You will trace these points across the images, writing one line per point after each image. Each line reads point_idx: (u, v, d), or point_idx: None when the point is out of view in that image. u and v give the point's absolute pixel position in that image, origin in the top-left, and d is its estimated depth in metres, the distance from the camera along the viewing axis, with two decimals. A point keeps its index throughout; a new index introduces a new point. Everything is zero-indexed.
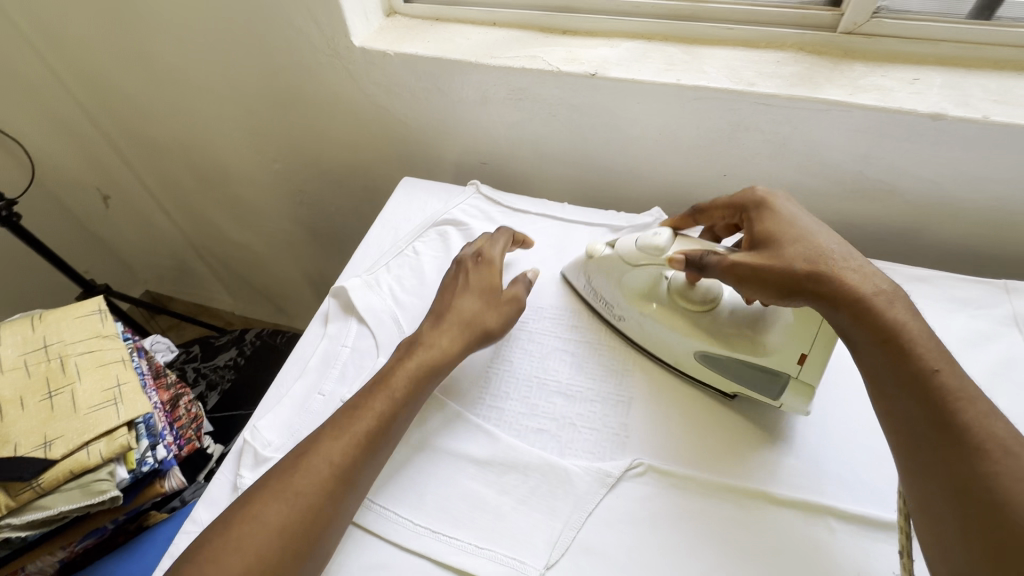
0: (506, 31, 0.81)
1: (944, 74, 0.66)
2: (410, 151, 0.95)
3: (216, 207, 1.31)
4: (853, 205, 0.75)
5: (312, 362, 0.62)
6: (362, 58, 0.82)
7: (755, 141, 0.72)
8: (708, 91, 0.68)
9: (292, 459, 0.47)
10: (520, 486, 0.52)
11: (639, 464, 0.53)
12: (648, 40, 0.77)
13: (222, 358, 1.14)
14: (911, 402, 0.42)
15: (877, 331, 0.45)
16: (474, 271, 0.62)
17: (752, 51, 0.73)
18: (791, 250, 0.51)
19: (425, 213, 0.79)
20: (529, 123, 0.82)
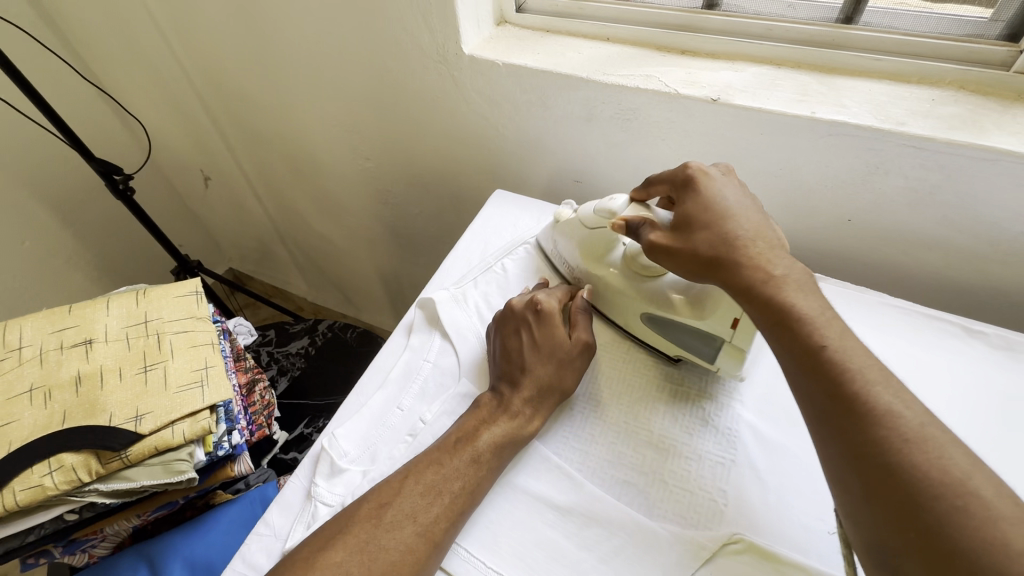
0: (620, 48, 0.78)
1: None
2: (502, 161, 0.93)
3: (304, 197, 1.36)
4: (1004, 269, 0.66)
5: (393, 374, 0.60)
6: (469, 65, 0.80)
7: (894, 186, 0.64)
8: (847, 128, 0.61)
9: (372, 507, 0.47)
10: (605, 544, 0.47)
11: (738, 538, 0.47)
12: (778, 66, 0.71)
13: (295, 345, 1.17)
14: (807, 381, 0.42)
15: (771, 313, 0.45)
16: (543, 322, 0.58)
17: (900, 86, 0.65)
18: (702, 234, 0.51)
19: (515, 230, 0.77)
20: (633, 145, 0.78)
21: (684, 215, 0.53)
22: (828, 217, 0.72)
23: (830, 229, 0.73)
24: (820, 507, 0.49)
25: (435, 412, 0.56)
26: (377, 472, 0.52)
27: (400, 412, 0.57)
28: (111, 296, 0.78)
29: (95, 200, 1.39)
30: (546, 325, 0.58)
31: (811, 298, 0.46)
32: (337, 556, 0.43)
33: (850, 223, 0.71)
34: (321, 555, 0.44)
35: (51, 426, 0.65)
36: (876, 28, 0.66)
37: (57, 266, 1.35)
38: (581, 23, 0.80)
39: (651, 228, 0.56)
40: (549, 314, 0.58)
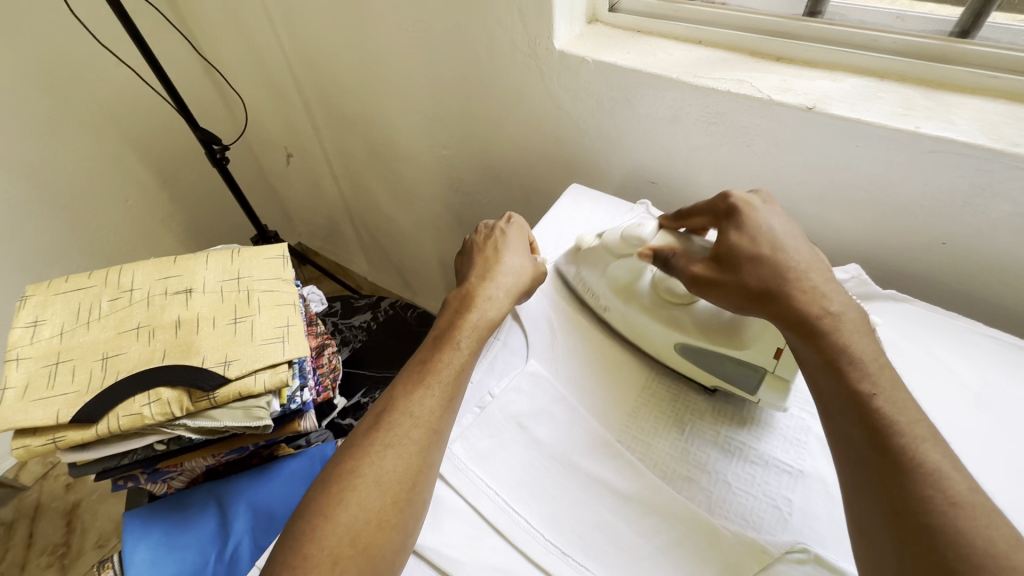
0: (711, 51, 0.77)
1: None
2: (577, 158, 0.94)
3: (377, 180, 1.42)
4: None
5: None
6: (558, 60, 0.82)
7: (998, 211, 0.61)
8: (955, 145, 0.59)
9: (375, 416, 0.51)
10: (659, 533, 0.48)
11: (803, 549, 0.45)
12: (880, 78, 0.69)
13: (358, 319, 1.23)
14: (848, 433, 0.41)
15: (823, 353, 0.45)
16: (499, 240, 0.68)
17: (1015, 106, 0.62)
18: (750, 266, 0.51)
19: (589, 224, 0.78)
20: (715, 149, 0.77)
21: (727, 245, 0.53)
22: (919, 238, 0.69)
23: (920, 250, 0.70)
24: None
25: (501, 387, 0.58)
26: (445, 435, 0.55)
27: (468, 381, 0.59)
28: (209, 251, 0.85)
29: (191, 167, 1.50)
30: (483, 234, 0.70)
31: (866, 340, 0.46)
32: (353, 463, 0.47)
33: (944, 246, 0.67)
34: (339, 471, 0.47)
35: (153, 361, 0.72)
36: (995, 44, 0.63)
37: (152, 225, 1.47)
38: (674, 24, 0.80)
39: (687, 259, 0.57)
40: (510, 237, 0.69)
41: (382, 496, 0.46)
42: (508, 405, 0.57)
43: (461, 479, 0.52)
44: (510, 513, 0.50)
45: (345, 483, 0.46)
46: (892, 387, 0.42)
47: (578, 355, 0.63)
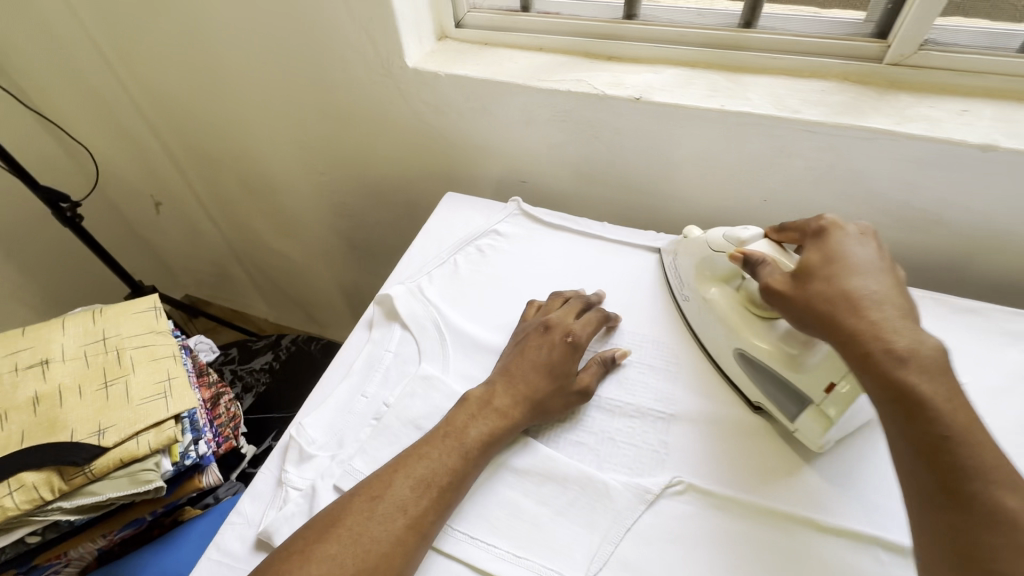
0: (552, 57, 0.85)
1: (992, 107, 0.66)
2: (452, 168, 0.98)
3: (260, 216, 1.37)
4: (899, 235, 0.75)
5: (356, 365, 0.64)
6: (413, 77, 0.86)
7: (797, 167, 0.73)
8: (752, 117, 0.69)
9: (361, 506, 0.47)
10: (557, 497, 0.52)
11: (679, 481, 0.53)
12: (691, 67, 0.80)
13: (258, 361, 1.17)
14: (916, 465, 0.42)
15: (883, 386, 0.43)
16: (545, 359, 0.59)
17: (794, 80, 0.74)
18: (818, 287, 0.50)
19: (468, 227, 0.81)
20: (571, 145, 0.84)
21: (806, 262, 0.52)
22: (746, 199, 0.80)
23: (749, 209, 0.81)
24: (748, 450, 0.55)
25: (397, 395, 0.60)
26: (346, 451, 0.56)
27: (365, 395, 0.60)
28: (65, 316, 0.78)
29: (38, 230, 1.35)
30: (561, 344, 0.61)
31: (940, 382, 0.42)
32: (331, 550, 0.45)
33: (766, 203, 0.79)
34: (313, 553, 0.45)
35: (10, 447, 0.64)
36: (772, 31, 0.75)
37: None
38: (517, 35, 0.86)
39: (769, 270, 0.54)
40: (563, 359, 0.59)
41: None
42: (404, 409, 0.58)
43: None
44: None
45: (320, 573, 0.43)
46: (949, 420, 0.41)
47: (470, 347, 0.65)
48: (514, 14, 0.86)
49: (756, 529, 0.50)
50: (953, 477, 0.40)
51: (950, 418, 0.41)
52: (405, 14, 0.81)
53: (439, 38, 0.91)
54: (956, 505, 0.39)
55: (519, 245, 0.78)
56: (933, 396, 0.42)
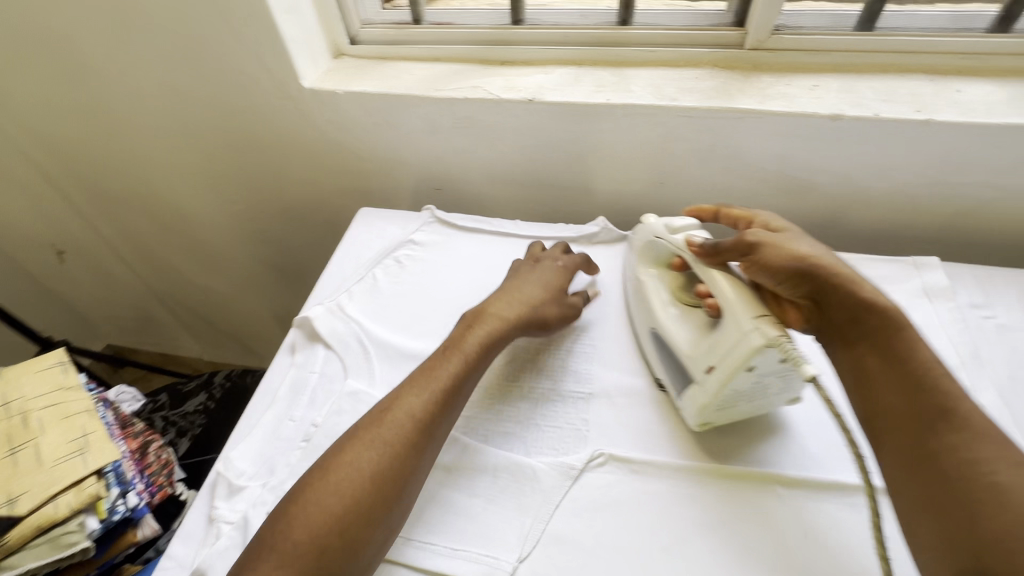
0: (447, 66, 0.87)
1: (840, 79, 0.74)
2: (366, 183, 0.99)
3: (176, 252, 1.31)
4: (780, 202, 0.82)
5: (281, 391, 0.63)
6: (312, 98, 0.86)
7: (683, 150, 0.79)
8: (636, 108, 0.74)
9: (375, 419, 0.52)
10: (486, 485, 0.54)
11: (600, 454, 0.56)
12: (579, 66, 0.84)
13: (192, 404, 1.11)
14: (896, 383, 0.48)
15: (871, 317, 0.51)
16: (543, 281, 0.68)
17: (672, 70, 0.80)
18: (797, 243, 0.55)
19: (384, 240, 0.82)
20: (477, 149, 0.87)
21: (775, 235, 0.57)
22: (645, 184, 0.85)
23: (649, 193, 0.86)
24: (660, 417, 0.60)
25: (325, 412, 0.60)
26: (275, 474, 0.56)
27: (293, 415, 0.61)
28: None
29: None
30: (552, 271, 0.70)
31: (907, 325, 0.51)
32: (349, 459, 0.49)
33: (663, 185, 0.84)
34: (334, 463, 0.49)
35: None
36: (646, 26, 0.80)
37: None
38: (411, 48, 0.88)
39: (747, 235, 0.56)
40: (556, 281, 0.68)
41: (369, 492, 0.47)
42: (333, 427, 0.59)
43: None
44: None
45: (339, 479, 0.48)
46: (903, 353, 0.49)
47: (396, 357, 0.65)
48: (405, 27, 0.87)
49: (667, 487, 0.54)
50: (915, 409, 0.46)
51: (904, 350, 0.49)
52: (295, 37, 0.81)
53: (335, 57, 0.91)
54: (929, 418, 0.45)
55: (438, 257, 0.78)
56: (886, 334, 0.50)
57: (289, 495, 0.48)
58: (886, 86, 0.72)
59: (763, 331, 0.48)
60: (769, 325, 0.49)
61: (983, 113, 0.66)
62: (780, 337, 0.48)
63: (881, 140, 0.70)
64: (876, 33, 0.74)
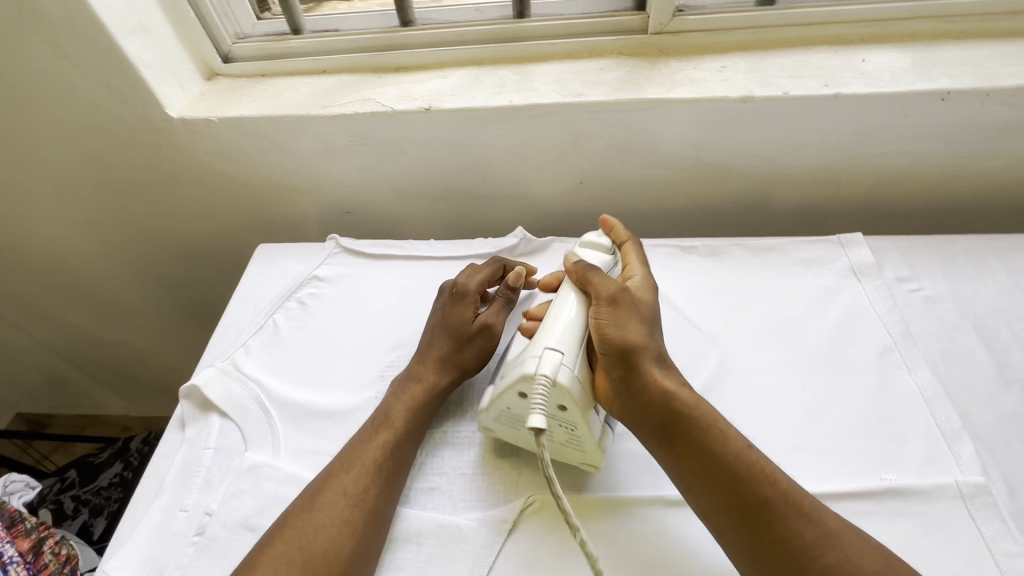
0: (336, 79, 0.70)
1: (749, 58, 0.62)
2: (271, 219, 0.81)
3: (44, 329, 1.08)
4: (708, 191, 0.68)
5: (167, 475, 0.47)
6: (183, 128, 0.69)
7: (597, 151, 0.65)
8: (540, 108, 0.61)
9: (317, 478, 0.42)
10: (392, 561, 0.41)
11: (534, 500, 0.43)
12: (479, 66, 0.69)
13: (107, 476, 0.88)
14: (698, 493, 0.37)
15: (683, 423, 0.38)
16: (455, 313, 0.51)
17: (575, 64, 0.66)
18: (633, 314, 0.43)
19: (285, 278, 0.63)
20: (383, 168, 0.71)
21: (618, 295, 0.44)
22: (561, 188, 0.70)
23: (568, 197, 0.71)
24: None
25: (185, 483, 0.47)
26: (112, 567, 0.42)
27: (144, 489, 0.47)
28: None
29: None
30: (463, 295, 0.52)
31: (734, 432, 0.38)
32: (286, 533, 0.39)
33: (581, 185, 0.69)
34: (312, 493, 0.41)
35: None
36: (544, 16, 0.66)
37: None
38: (279, 63, 0.71)
39: (589, 273, 0.45)
40: (472, 309, 0.52)
41: None
42: (196, 503, 0.45)
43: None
44: None
45: (275, 558, 0.37)
46: (740, 471, 0.36)
47: (305, 420, 0.50)
48: (268, 42, 0.71)
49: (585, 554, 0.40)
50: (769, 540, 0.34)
51: (740, 462, 0.36)
52: (149, 62, 0.65)
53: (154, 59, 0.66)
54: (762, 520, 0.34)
55: (315, 274, 0.63)
56: (718, 439, 0.37)
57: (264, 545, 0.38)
58: (794, 61, 0.61)
59: (538, 360, 0.40)
60: (553, 355, 0.40)
61: (890, 83, 0.56)
62: (549, 372, 0.39)
63: (809, 116, 0.59)
64: (780, 7, 0.61)
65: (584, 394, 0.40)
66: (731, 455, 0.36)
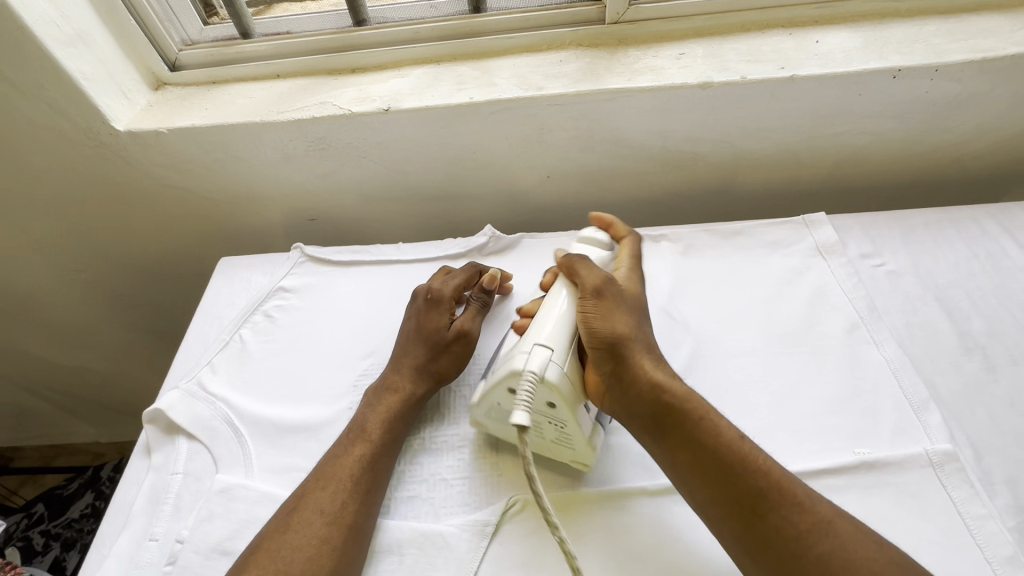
0: (556, 55, 0.66)
1: (897, 37, 0.62)
2: (422, 186, 0.73)
3: None
4: (838, 142, 0.67)
5: (316, 384, 0.55)
6: (349, 81, 0.68)
7: (738, 112, 0.64)
8: (676, 90, 0.61)
9: (386, 415, 0.48)
10: (404, 506, 0.47)
11: (515, 501, 0.45)
12: (692, 37, 0.66)
13: None
14: (751, 557, 0.38)
15: (753, 482, 0.39)
16: (605, 287, 0.49)
17: (755, 37, 0.65)
18: (637, 338, 0.47)
19: (462, 245, 0.66)
20: (569, 156, 0.69)
21: (620, 316, 0.48)
22: (721, 155, 0.69)
23: (726, 164, 0.70)
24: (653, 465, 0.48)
25: (320, 391, 0.55)
26: (246, 437, 0.51)
27: (283, 376, 0.56)
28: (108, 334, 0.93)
29: None
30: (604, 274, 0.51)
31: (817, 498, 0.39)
32: (357, 451, 0.46)
33: (720, 145, 0.67)
34: (335, 468, 0.45)
35: None
36: None
37: None
38: (484, 41, 0.68)
39: (603, 280, 0.50)
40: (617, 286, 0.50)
41: (322, 553, 0.40)
42: (317, 413, 0.53)
43: (235, 494, 0.47)
44: (102, 546, 0.46)
45: (344, 469, 0.44)
46: (822, 552, 0.36)
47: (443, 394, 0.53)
48: (471, 16, 0.67)
49: (600, 553, 0.43)
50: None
51: (835, 561, 0.36)
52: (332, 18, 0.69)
53: (358, 22, 0.69)
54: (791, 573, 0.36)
55: (472, 250, 0.65)
56: (821, 533, 0.37)
57: (277, 512, 0.43)
58: (946, 38, 0.61)
59: (526, 356, 0.44)
60: (541, 352, 0.44)
61: (844, 63, 0.60)
62: (535, 368, 0.43)
63: (858, 88, 0.61)
64: None
65: (571, 390, 0.44)
66: (812, 533, 0.37)
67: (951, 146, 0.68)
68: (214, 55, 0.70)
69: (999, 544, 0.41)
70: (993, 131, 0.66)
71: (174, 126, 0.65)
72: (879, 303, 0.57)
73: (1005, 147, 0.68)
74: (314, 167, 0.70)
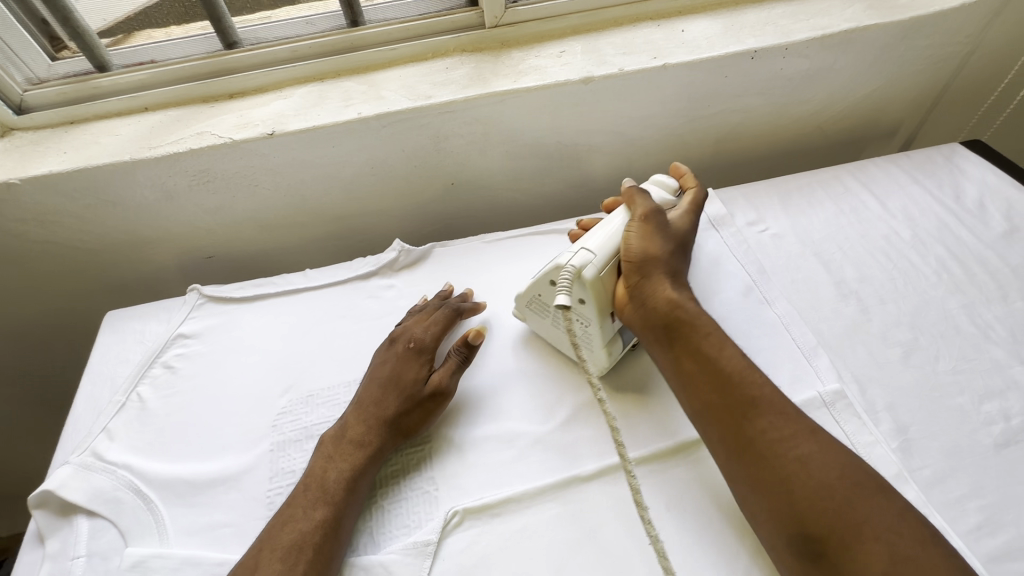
0: (440, 63, 0.67)
1: (755, 22, 0.68)
2: (326, 209, 0.70)
3: None
4: (719, 121, 0.73)
5: (235, 432, 0.52)
6: (231, 108, 0.64)
7: (622, 103, 0.67)
8: (563, 87, 0.63)
9: (349, 471, 0.46)
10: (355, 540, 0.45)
11: (455, 513, 0.45)
12: (567, 36, 0.68)
13: None
14: (741, 473, 0.40)
15: (751, 391, 0.42)
16: (654, 216, 0.51)
17: (629, 31, 0.68)
18: (670, 266, 0.49)
19: (372, 262, 0.65)
20: (467, 161, 0.69)
21: (659, 244, 0.50)
22: (613, 145, 0.72)
23: (621, 152, 0.73)
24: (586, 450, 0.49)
25: (237, 439, 0.51)
26: (157, 502, 0.47)
27: (195, 430, 0.52)
28: None
29: None
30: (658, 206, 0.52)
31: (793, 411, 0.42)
32: (317, 514, 0.43)
33: (611, 135, 0.70)
34: (300, 528, 0.42)
35: None
36: None
37: None
38: (367, 53, 0.66)
39: (656, 210, 0.51)
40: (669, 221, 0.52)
41: None
42: (237, 461, 0.50)
43: (150, 566, 0.43)
44: None
45: (303, 534, 0.42)
46: (800, 454, 0.39)
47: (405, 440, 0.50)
48: (350, 30, 0.66)
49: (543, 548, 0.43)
50: (800, 512, 0.37)
51: (811, 463, 0.38)
52: (203, 42, 0.65)
53: (228, 44, 0.65)
54: (778, 477, 0.38)
55: (384, 266, 0.64)
56: (801, 438, 0.39)
57: None
58: (793, 20, 0.67)
59: (571, 253, 0.48)
60: (585, 253, 0.48)
61: (708, 49, 0.65)
62: (576, 263, 0.47)
63: (723, 72, 0.66)
64: None
65: (603, 291, 0.48)
66: (793, 438, 0.40)
67: (811, 115, 0.75)
68: (68, 92, 0.64)
69: (887, 464, 0.45)
70: (844, 98, 0.74)
71: (29, 175, 0.59)
72: (767, 265, 0.62)
73: (854, 112, 0.77)
74: (202, 202, 0.66)
